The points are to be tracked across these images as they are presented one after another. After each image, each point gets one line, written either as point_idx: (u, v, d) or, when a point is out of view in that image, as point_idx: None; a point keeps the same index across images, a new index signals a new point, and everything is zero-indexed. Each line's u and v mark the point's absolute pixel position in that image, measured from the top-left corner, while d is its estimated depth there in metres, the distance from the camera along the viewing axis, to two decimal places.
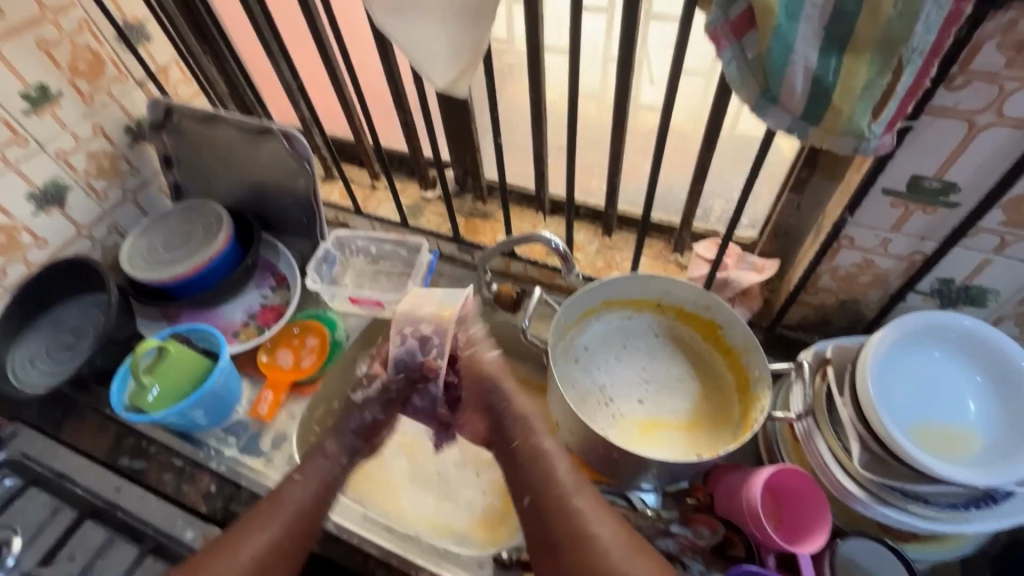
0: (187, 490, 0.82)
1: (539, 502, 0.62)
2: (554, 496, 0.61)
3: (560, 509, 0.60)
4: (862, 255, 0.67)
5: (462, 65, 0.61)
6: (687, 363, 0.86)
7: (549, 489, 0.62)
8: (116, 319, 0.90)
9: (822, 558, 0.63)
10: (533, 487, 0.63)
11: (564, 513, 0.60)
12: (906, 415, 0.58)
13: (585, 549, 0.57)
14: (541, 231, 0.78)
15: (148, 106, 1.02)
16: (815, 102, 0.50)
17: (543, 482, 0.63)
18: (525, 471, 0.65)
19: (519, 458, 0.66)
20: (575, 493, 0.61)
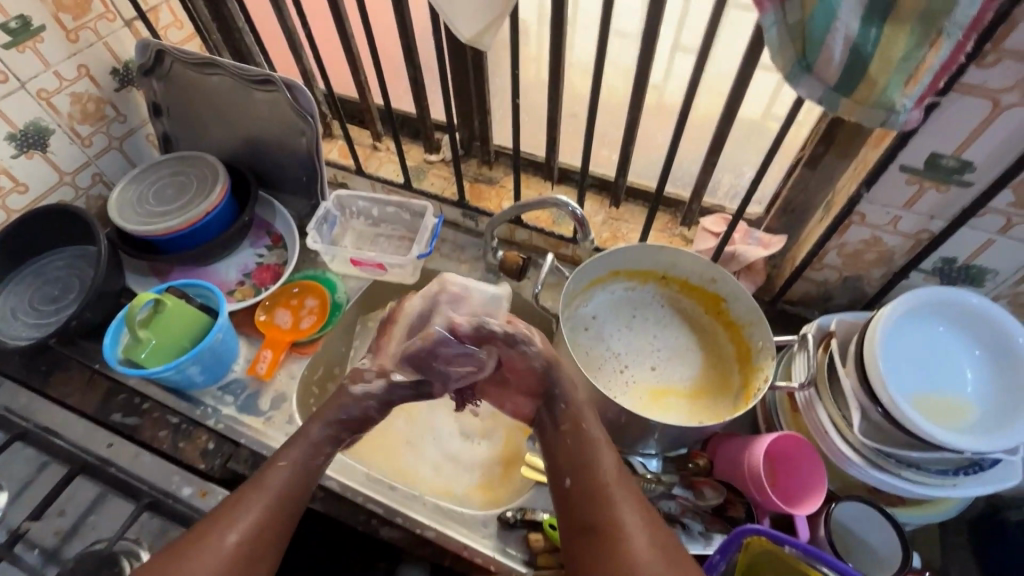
0: (183, 447, 0.80)
1: (580, 492, 0.60)
2: (600, 488, 0.59)
3: (599, 500, 0.58)
4: (871, 232, 0.69)
5: (491, 18, 0.59)
6: (693, 333, 0.88)
7: (594, 485, 0.60)
8: (105, 272, 0.86)
9: (818, 519, 0.65)
10: (579, 475, 0.61)
11: (607, 508, 0.58)
12: (909, 385, 0.60)
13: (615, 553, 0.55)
14: (557, 195, 0.77)
15: (137, 47, 0.96)
16: (851, 72, 0.50)
17: (587, 473, 0.61)
18: (574, 459, 0.62)
19: (571, 444, 0.63)
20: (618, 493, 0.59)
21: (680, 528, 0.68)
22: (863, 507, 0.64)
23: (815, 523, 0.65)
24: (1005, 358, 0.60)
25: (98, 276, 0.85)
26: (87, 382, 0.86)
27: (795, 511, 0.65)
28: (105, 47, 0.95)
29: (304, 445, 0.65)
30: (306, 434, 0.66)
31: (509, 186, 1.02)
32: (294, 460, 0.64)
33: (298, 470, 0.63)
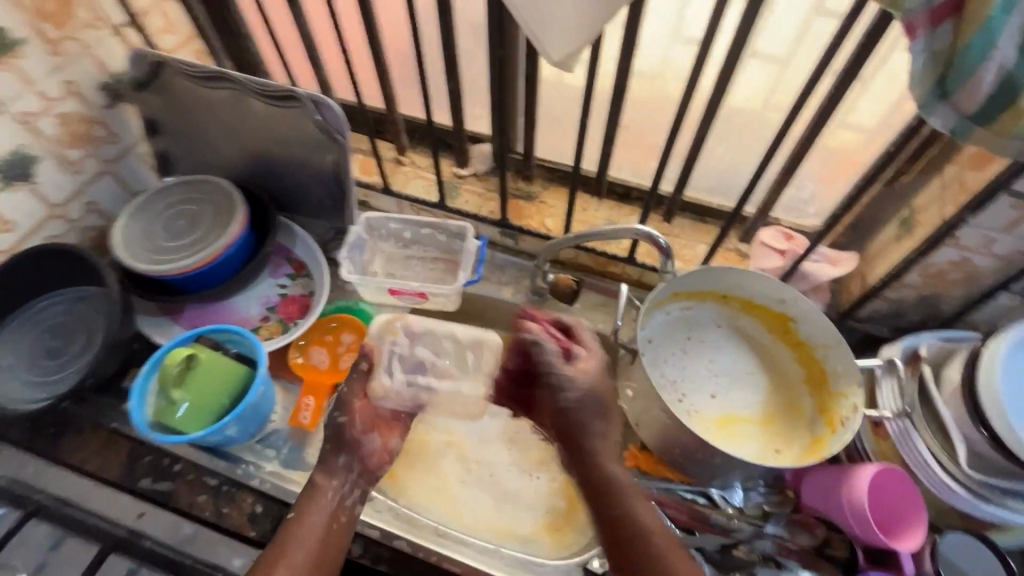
0: (228, 512, 0.72)
1: (602, 509, 0.60)
2: (616, 498, 0.60)
3: (626, 519, 0.58)
4: (961, 253, 0.67)
5: (587, 39, 0.52)
6: (753, 354, 0.83)
7: (614, 505, 0.59)
8: (121, 320, 0.77)
9: (921, 552, 0.64)
10: (596, 492, 0.61)
11: (634, 524, 0.58)
12: (1022, 417, 0.60)
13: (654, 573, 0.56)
14: (642, 225, 0.72)
15: (131, 58, 0.83)
16: (997, 101, 0.46)
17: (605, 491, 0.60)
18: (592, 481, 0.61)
19: (582, 461, 0.63)
20: (640, 506, 0.59)
21: (776, 567, 0.67)
22: (963, 537, 0.65)
23: (918, 556, 0.64)
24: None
25: (112, 324, 0.76)
26: (105, 443, 0.77)
27: (900, 546, 0.63)
28: (92, 59, 0.83)
29: (321, 504, 0.64)
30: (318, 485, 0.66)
31: (549, 201, 0.96)
32: (315, 517, 0.63)
33: (322, 528, 0.63)
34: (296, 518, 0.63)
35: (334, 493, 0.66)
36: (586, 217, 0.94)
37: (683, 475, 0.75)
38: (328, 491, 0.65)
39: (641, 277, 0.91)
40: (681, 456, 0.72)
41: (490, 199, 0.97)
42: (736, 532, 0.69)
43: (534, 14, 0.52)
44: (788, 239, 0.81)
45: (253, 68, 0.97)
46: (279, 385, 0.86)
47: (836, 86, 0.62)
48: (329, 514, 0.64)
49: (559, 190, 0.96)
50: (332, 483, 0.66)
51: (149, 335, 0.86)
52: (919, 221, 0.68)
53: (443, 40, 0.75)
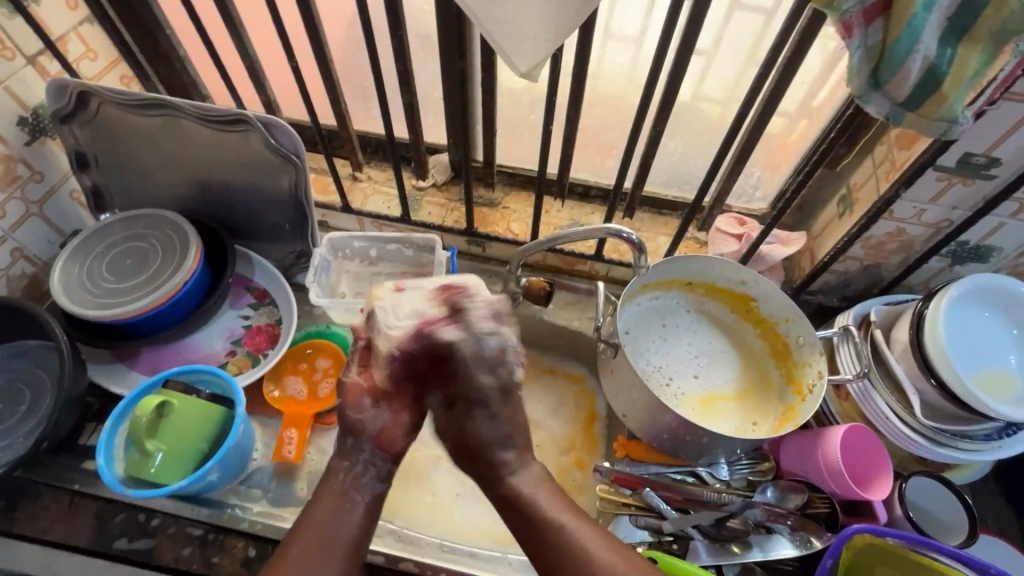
0: (218, 562, 0.69)
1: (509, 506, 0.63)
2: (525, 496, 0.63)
3: (524, 507, 0.62)
4: (896, 225, 0.73)
5: (549, 49, 0.54)
6: (724, 334, 0.88)
7: (517, 493, 0.63)
8: (73, 373, 0.71)
9: (891, 499, 0.70)
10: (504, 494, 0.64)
11: (527, 509, 0.62)
12: (964, 366, 0.67)
13: (558, 538, 0.59)
14: (609, 223, 0.75)
15: (51, 88, 0.76)
16: (923, 88, 0.51)
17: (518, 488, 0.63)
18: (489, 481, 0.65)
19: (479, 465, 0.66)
20: (534, 490, 0.63)
21: (767, 532, 0.71)
22: (924, 479, 0.72)
23: (889, 503, 0.70)
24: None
25: (64, 379, 0.70)
26: (69, 508, 0.71)
27: (873, 496, 0.69)
28: (5, 92, 0.76)
29: (334, 487, 0.64)
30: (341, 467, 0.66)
31: (512, 206, 0.97)
32: (337, 502, 0.63)
33: (336, 509, 0.62)
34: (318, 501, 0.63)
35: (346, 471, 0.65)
36: (550, 219, 0.96)
37: (672, 458, 0.79)
38: (343, 470, 0.65)
39: (609, 272, 0.94)
40: (670, 441, 0.75)
41: (454, 209, 0.97)
42: (727, 505, 0.73)
43: (499, 29, 0.53)
44: (741, 224, 0.87)
45: (189, 91, 0.92)
46: (255, 421, 0.82)
47: (777, 80, 0.66)
48: (343, 495, 0.64)
49: (521, 195, 0.98)
50: (343, 464, 0.66)
51: (102, 385, 0.79)
52: (857, 198, 0.75)
53: (396, 54, 0.75)
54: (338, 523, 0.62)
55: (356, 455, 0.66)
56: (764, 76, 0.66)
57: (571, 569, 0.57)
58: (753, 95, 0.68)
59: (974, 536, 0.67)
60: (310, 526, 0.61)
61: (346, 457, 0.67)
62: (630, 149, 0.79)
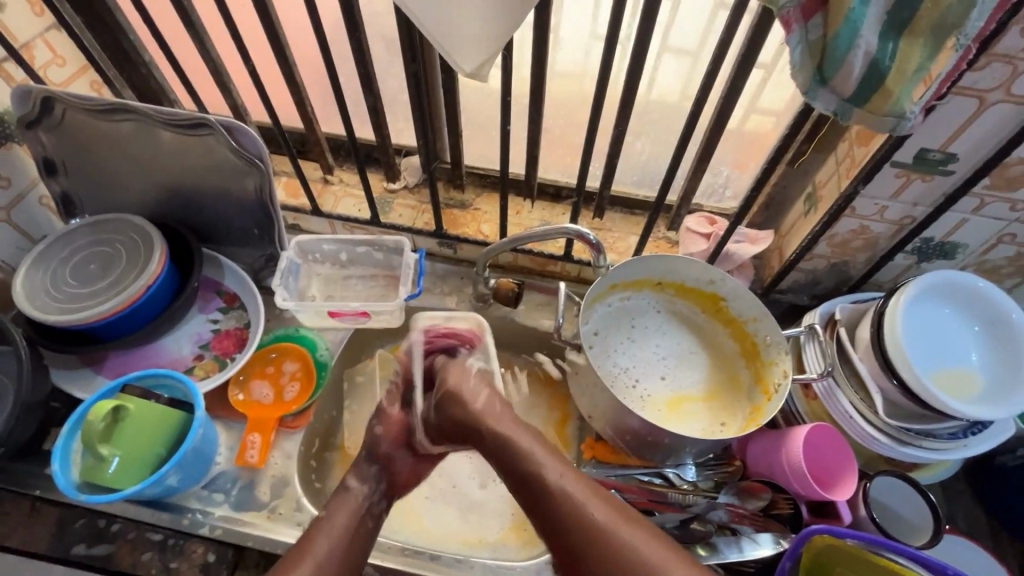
0: (178, 566, 0.68)
1: (531, 494, 0.64)
2: (552, 492, 0.62)
3: (559, 506, 0.61)
4: (859, 222, 0.73)
5: (494, 50, 0.54)
6: (692, 334, 0.87)
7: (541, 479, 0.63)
8: (31, 379, 0.71)
9: (856, 498, 0.70)
10: (524, 480, 0.65)
11: (552, 493, 0.62)
12: (924, 364, 0.66)
13: (598, 539, 0.58)
14: (570, 224, 0.74)
15: (14, 94, 0.76)
16: (867, 83, 0.51)
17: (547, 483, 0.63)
18: (509, 465, 0.67)
19: (500, 452, 0.68)
20: (567, 485, 0.62)
21: (732, 534, 0.70)
22: (889, 478, 0.71)
23: (854, 504, 0.70)
24: (996, 330, 0.69)
25: (22, 384, 0.70)
26: (30, 514, 0.71)
27: (837, 496, 0.68)
28: None
29: (351, 506, 0.68)
30: (353, 490, 0.70)
31: (483, 208, 0.97)
32: (347, 515, 0.67)
33: (349, 526, 0.66)
34: (328, 518, 0.66)
35: (363, 496, 0.70)
36: (520, 220, 0.95)
37: (639, 458, 0.79)
38: (359, 495, 0.70)
39: (580, 273, 0.94)
40: (634, 442, 0.75)
41: (424, 211, 0.96)
42: (692, 506, 0.72)
43: (443, 30, 0.53)
44: (710, 223, 0.86)
45: (157, 95, 0.92)
46: (220, 426, 0.82)
47: (735, 76, 0.66)
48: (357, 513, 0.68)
49: (492, 196, 0.97)
50: (363, 489, 0.70)
51: (67, 390, 0.79)
52: (821, 196, 0.74)
53: (356, 56, 0.75)
54: (352, 542, 0.65)
55: (377, 485, 0.72)
56: (718, 73, 0.66)
57: (602, 552, 0.57)
58: (708, 92, 0.67)
59: (938, 536, 0.66)
60: (323, 537, 0.64)
61: (363, 483, 0.71)
62: (591, 148, 0.78)
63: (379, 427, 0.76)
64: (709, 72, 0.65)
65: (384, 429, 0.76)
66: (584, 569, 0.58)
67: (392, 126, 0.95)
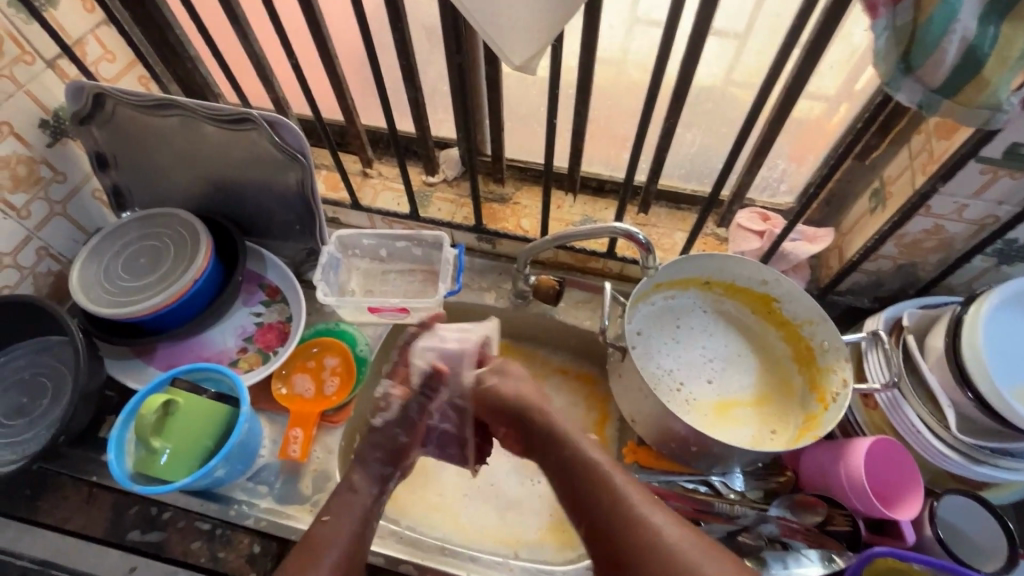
0: (225, 556, 0.70)
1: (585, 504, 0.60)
2: (617, 507, 0.58)
3: (614, 514, 0.58)
4: (934, 221, 0.67)
5: (546, 41, 0.51)
6: (741, 336, 0.83)
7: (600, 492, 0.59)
8: (88, 370, 0.74)
9: (920, 517, 0.66)
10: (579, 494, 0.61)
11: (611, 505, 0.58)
12: (1005, 379, 0.61)
13: (659, 552, 0.54)
14: (618, 222, 0.71)
15: (68, 91, 0.77)
16: (961, 71, 0.46)
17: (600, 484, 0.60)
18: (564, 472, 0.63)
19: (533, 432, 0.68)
20: (616, 480, 0.60)
21: (783, 548, 0.66)
22: (959, 498, 0.66)
23: (919, 523, 0.66)
24: None
25: (79, 375, 0.73)
26: (87, 499, 0.73)
27: (900, 515, 0.64)
28: (27, 96, 0.78)
29: (355, 508, 0.65)
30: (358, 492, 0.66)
31: (523, 202, 0.94)
32: (347, 518, 0.64)
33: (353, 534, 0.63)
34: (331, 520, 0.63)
35: (370, 499, 0.67)
36: (562, 215, 0.93)
37: (680, 465, 0.76)
38: (366, 497, 0.66)
39: (623, 270, 0.91)
40: (680, 449, 0.72)
41: (463, 205, 0.95)
42: (740, 519, 0.69)
43: (493, 22, 0.50)
44: (764, 220, 0.81)
45: (202, 90, 0.93)
46: (264, 418, 0.83)
47: (802, 63, 0.61)
48: (363, 514, 0.65)
49: (533, 190, 0.95)
50: (371, 491, 0.67)
51: (120, 380, 0.82)
52: (890, 192, 0.69)
53: (396, 46, 0.73)
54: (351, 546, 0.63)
55: (382, 485, 0.69)
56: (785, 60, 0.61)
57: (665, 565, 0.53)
58: (771, 80, 0.63)
59: (1015, 561, 0.62)
60: (327, 540, 0.62)
61: (369, 483, 0.68)
62: (640, 140, 0.75)
63: (402, 435, 0.71)
64: (773, 61, 0.61)
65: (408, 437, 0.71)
66: (602, 531, 0.58)
67: (432, 117, 0.94)
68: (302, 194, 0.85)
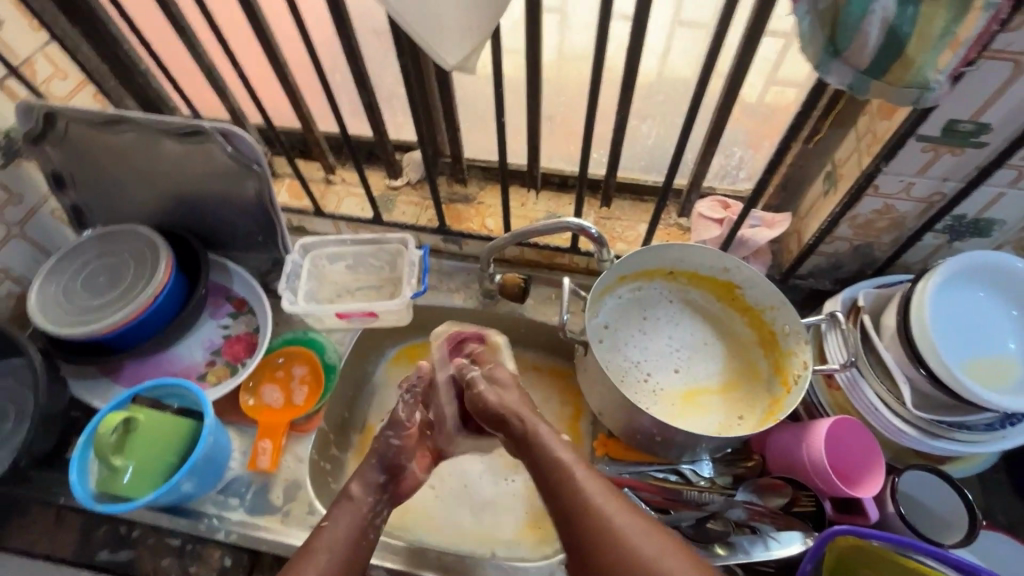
0: (196, 571, 0.70)
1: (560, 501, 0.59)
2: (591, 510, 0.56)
3: (585, 515, 0.56)
4: (883, 201, 0.68)
5: (478, 38, 0.51)
6: (708, 324, 0.84)
7: (574, 492, 0.58)
8: (48, 391, 0.73)
9: (882, 494, 0.66)
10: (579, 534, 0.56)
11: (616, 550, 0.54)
12: (957, 354, 0.62)
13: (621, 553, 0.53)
14: (572, 217, 0.72)
15: (18, 111, 0.77)
16: (886, 53, 0.47)
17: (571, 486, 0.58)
18: (563, 508, 0.58)
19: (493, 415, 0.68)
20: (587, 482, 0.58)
21: (751, 532, 0.67)
22: (921, 473, 0.67)
23: (881, 500, 0.66)
24: None
25: (39, 398, 0.72)
26: (55, 521, 0.73)
27: (860, 493, 0.65)
28: None
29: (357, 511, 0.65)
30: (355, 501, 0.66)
31: (487, 201, 0.94)
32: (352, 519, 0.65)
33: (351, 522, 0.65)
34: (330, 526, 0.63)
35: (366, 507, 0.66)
36: (525, 213, 0.92)
37: (651, 456, 0.77)
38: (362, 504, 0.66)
39: (589, 264, 0.91)
40: (646, 440, 0.73)
41: (427, 207, 0.95)
42: (708, 505, 0.69)
43: (424, 22, 0.50)
44: (725, 208, 0.82)
45: (157, 103, 0.92)
46: (233, 430, 0.83)
47: (743, 49, 0.61)
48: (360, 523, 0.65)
49: (496, 188, 0.95)
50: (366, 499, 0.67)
51: (85, 400, 0.81)
52: (841, 174, 0.69)
53: (345, 51, 0.72)
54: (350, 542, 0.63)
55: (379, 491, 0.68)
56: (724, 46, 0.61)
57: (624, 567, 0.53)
58: (711, 70, 0.63)
59: (976, 532, 0.63)
60: (331, 521, 0.64)
61: (366, 491, 0.67)
62: (593, 133, 0.75)
63: (394, 439, 0.71)
64: (711, 49, 0.61)
65: (401, 441, 0.71)
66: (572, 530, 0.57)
67: (392, 122, 0.95)
68: (261, 203, 0.84)
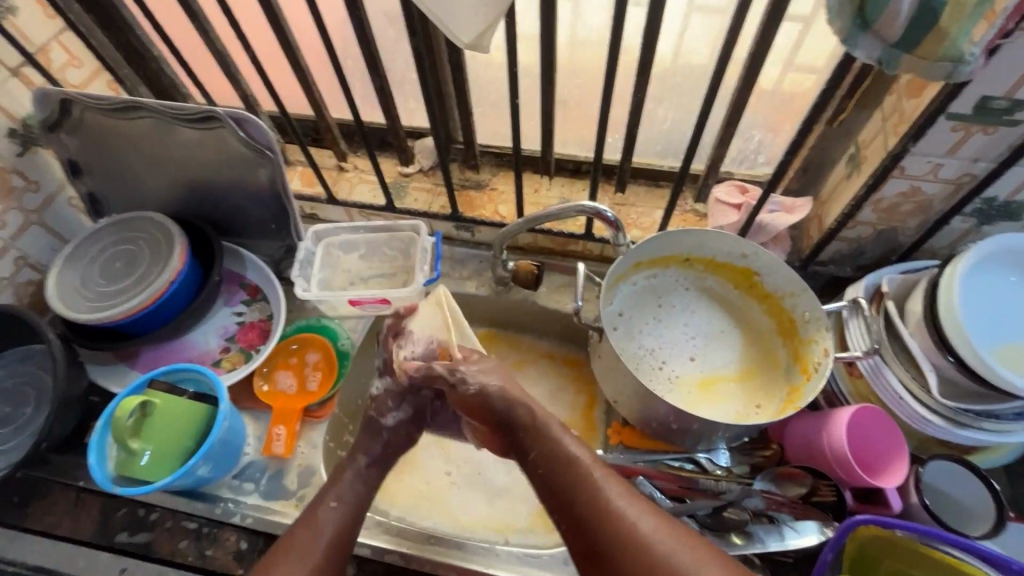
0: (213, 554, 0.71)
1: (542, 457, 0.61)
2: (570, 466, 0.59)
3: (565, 468, 0.59)
4: (909, 183, 0.66)
5: (493, 15, 0.50)
6: (725, 312, 0.82)
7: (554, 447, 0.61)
8: (67, 376, 0.74)
9: (906, 484, 0.65)
10: (583, 519, 0.55)
11: (624, 533, 0.52)
12: (986, 340, 0.60)
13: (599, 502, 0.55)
14: (586, 201, 0.70)
15: (34, 98, 0.77)
16: (918, 25, 0.45)
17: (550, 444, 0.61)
18: (559, 480, 0.58)
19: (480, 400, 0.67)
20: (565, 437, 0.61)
21: (769, 522, 0.66)
22: (945, 463, 0.65)
23: (904, 490, 0.65)
24: None
25: (58, 382, 0.73)
26: (76, 503, 0.74)
27: (883, 482, 0.63)
28: None
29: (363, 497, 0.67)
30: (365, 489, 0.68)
31: (499, 187, 0.93)
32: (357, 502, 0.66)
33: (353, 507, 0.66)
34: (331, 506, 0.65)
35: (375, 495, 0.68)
36: (538, 199, 0.91)
37: (667, 444, 0.76)
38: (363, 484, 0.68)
39: (603, 251, 0.90)
40: (662, 428, 0.72)
41: (440, 194, 0.94)
42: (724, 494, 0.68)
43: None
44: (743, 192, 0.80)
45: (170, 90, 0.92)
46: (249, 416, 0.84)
47: (765, 25, 0.59)
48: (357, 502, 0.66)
49: (509, 175, 0.94)
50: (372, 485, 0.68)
51: (104, 385, 0.82)
52: (865, 156, 0.67)
53: (356, 34, 0.71)
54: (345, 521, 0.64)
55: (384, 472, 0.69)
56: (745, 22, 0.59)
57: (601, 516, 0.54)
58: (731, 48, 0.61)
59: (1003, 523, 0.61)
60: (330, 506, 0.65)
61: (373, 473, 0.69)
62: (608, 116, 0.73)
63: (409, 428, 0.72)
64: (732, 26, 0.59)
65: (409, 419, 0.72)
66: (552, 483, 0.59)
67: (404, 108, 0.94)
68: (272, 190, 0.84)
